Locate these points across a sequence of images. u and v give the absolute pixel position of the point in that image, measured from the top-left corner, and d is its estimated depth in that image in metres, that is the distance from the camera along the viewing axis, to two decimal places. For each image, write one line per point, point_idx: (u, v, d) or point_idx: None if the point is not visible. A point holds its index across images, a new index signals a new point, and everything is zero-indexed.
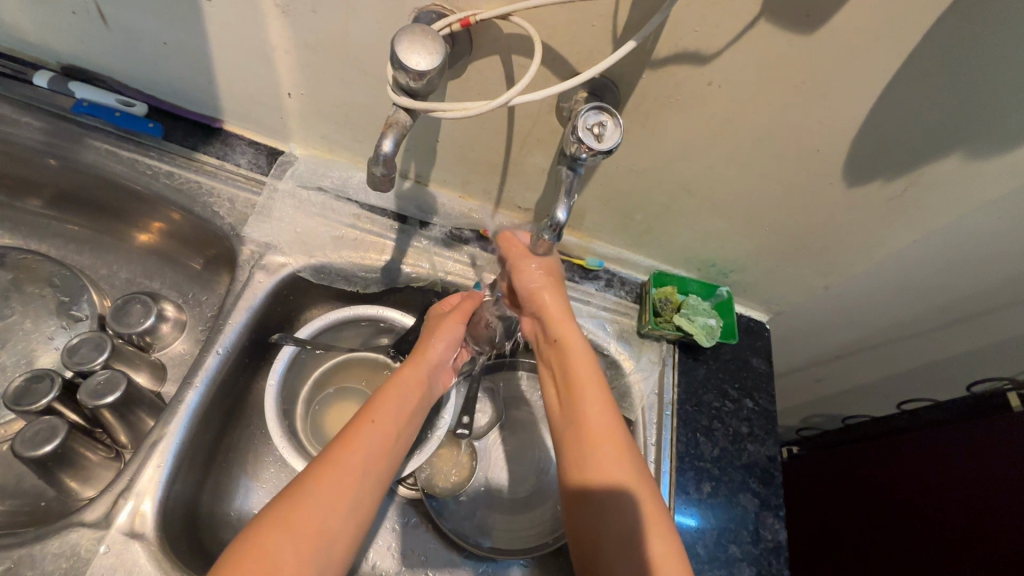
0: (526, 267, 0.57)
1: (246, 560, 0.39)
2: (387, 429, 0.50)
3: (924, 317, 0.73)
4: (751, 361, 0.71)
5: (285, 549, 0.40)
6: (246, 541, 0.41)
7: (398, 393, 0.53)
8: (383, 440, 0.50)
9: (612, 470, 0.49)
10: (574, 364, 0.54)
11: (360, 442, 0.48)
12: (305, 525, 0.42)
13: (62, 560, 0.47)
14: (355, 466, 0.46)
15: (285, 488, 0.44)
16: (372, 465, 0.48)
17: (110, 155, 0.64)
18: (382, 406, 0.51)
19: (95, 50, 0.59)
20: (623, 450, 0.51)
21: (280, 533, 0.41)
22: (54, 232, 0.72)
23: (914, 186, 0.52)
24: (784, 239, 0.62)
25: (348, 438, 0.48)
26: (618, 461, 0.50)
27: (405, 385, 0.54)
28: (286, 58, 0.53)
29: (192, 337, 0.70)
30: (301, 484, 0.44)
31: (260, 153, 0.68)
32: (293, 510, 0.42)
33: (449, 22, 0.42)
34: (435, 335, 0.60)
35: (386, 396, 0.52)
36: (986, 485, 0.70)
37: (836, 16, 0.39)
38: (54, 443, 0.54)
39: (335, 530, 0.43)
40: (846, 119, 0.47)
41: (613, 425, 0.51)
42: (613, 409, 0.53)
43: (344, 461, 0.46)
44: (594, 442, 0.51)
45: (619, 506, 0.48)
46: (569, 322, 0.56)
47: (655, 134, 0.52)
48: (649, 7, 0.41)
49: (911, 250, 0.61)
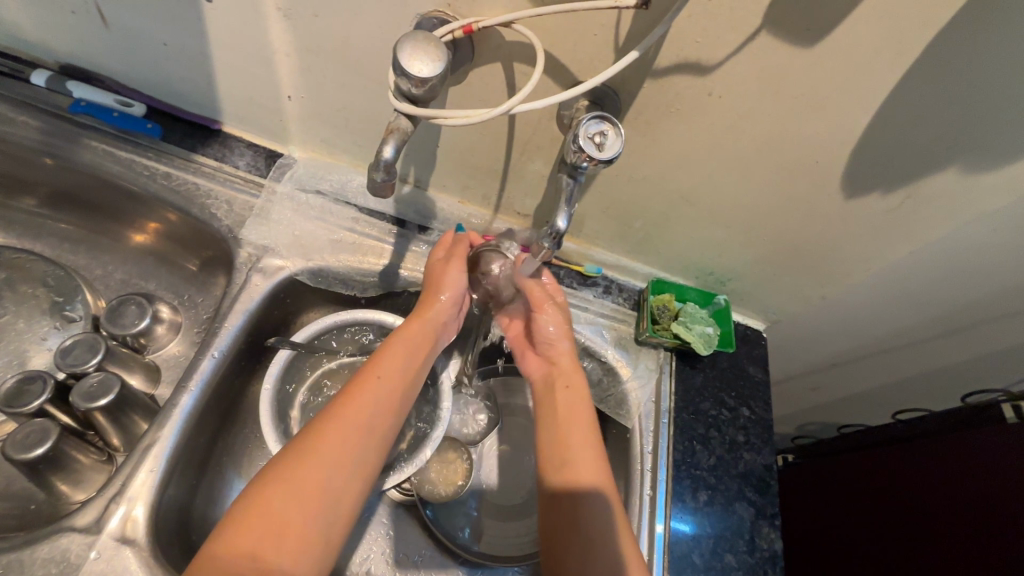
0: (549, 314, 0.61)
1: (250, 513, 0.42)
2: (391, 385, 0.51)
3: (921, 327, 0.73)
4: (747, 370, 0.71)
5: (290, 505, 0.43)
6: (251, 495, 0.43)
7: (401, 350, 0.54)
8: (386, 396, 0.51)
9: (588, 475, 0.53)
10: (574, 411, 0.57)
11: (362, 397, 0.49)
12: (309, 484, 0.44)
13: (51, 565, 0.47)
14: (357, 422, 0.48)
15: (292, 442, 0.46)
16: (376, 421, 0.49)
17: (107, 155, 0.64)
18: (384, 367, 0.52)
19: (94, 49, 0.59)
20: (600, 460, 0.55)
21: (285, 490, 0.43)
22: (49, 231, 0.72)
23: (912, 198, 0.52)
24: (782, 248, 0.62)
25: (351, 399, 0.49)
26: (597, 464, 0.54)
27: (410, 341, 0.55)
28: (287, 60, 0.53)
29: (187, 339, 0.70)
30: (305, 443, 0.46)
31: (259, 155, 0.68)
32: (298, 467, 0.44)
33: (451, 28, 0.42)
34: (441, 286, 0.58)
35: (390, 352, 0.53)
36: (993, 505, 0.68)
37: (837, 30, 0.39)
38: (46, 445, 0.53)
39: (339, 486, 0.45)
40: (846, 131, 0.47)
41: (593, 444, 0.56)
42: (592, 429, 0.57)
43: (347, 422, 0.47)
44: (572, 454, 0.55)
45: (592, 505, 0.52)
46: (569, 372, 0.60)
47: (655, 143, 0.52)
48: (652, 18, 0.41)
49: (909, 262, 0.62)
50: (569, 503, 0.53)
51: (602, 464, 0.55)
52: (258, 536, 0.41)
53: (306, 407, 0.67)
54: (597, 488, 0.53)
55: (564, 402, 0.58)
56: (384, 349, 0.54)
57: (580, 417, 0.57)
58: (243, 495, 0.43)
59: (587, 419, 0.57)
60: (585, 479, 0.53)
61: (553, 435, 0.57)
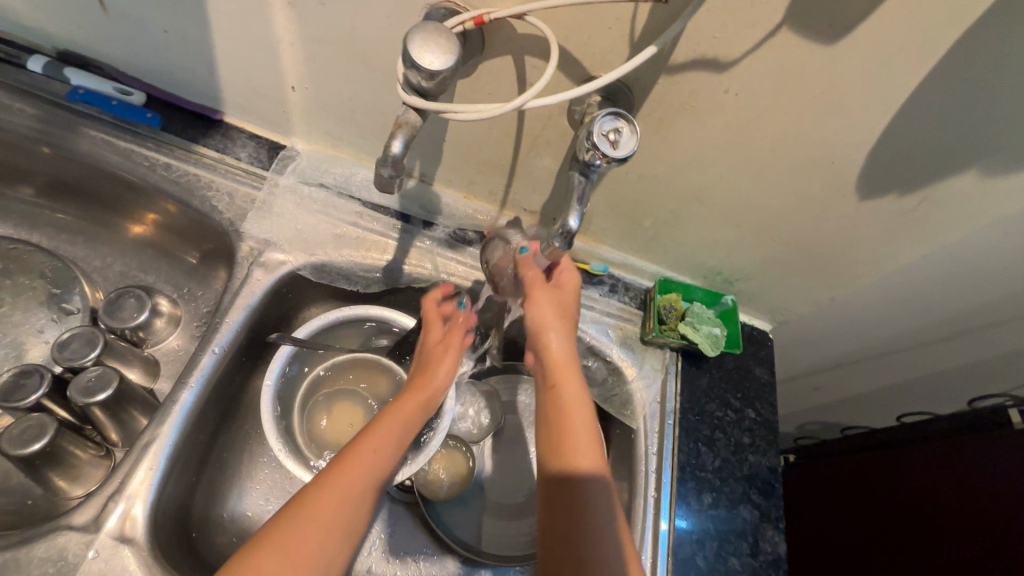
0: (537, 297, 0.55)
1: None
2: (383, 457, 0.50)
3: (928, 329, 0.72)
4: (754, 371, 0.70)
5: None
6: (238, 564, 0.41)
7: (394, 424, 0.53)
8: (371, 484, 0.48)
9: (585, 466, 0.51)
10: (564, 406, 0.53)
11: (353, 470, 0.48)
12: (296, 556, 0.42)
13: (47, 565, 0.46)
14: (348, 492, 0.46)
15: (281, 512, 0.45)
16: (366, 493, 0.48)
17: (105, 144, 0.62)
18: (376, 434, 0.51)
19: (92, 36, 0.57)
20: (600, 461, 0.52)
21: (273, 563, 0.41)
22: (46, 221, 0.70)
23: (928, 201, 0.52)
24: (792, 249, 0.61)
25: (345, 462, 0.48)
26: (592, 455, 0.52)
27: (403, 414, 0.54)
28: (291, 50, 0.51)
29: (187, 333, 0.68)
30: (295, 515, 0.44)
31: (261, 146, 0.66)
32: (288, 538, 0.43)
33: (462, 19, 0.41)
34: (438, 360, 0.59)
35: (383, 424, 0.52)
36: (994, 509, 0.68)
37: (861, 27, 0.38)
38: (43, 441, 0.52)
39: (326, 560, 0.44)
40: (864, 132, 0.46)
41: (591, 435, 0.52)
42: (587, 421, 0.53)
43: (341, 486, 0.46)
44: (569, 443, 0.52)
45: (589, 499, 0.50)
46: (567, 371, 0.54)
47: (668, 140, 0.51)
48: (669, 12, 0.39)
49: (921, 265, 0.61)
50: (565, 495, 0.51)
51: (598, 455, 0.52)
52: None
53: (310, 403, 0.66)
54: (592, 481, 0.50)
55: (557, 397, 0.54)
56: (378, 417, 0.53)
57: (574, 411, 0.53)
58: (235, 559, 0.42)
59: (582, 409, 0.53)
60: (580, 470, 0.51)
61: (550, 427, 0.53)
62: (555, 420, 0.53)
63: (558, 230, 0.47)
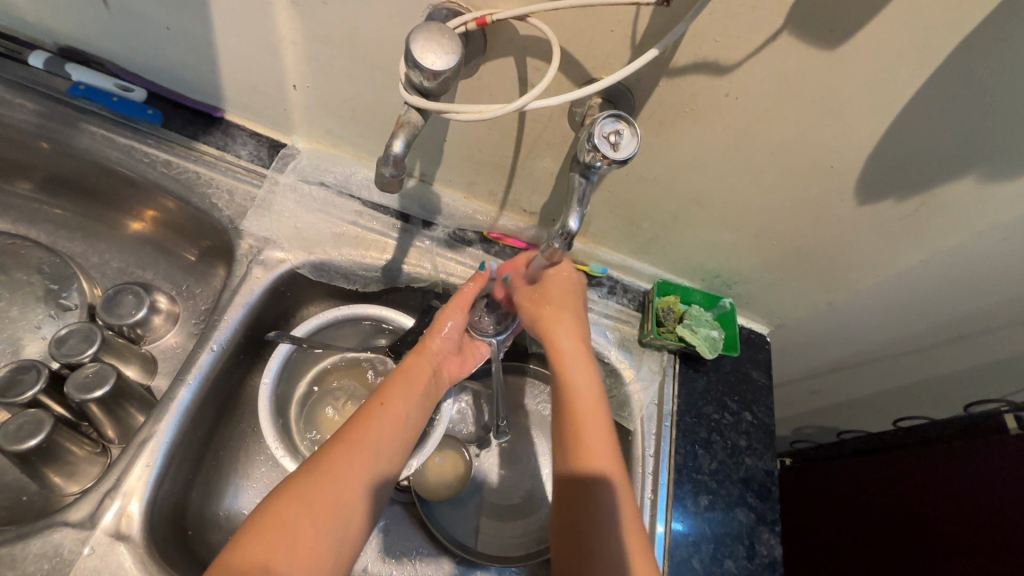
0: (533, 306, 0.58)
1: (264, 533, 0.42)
2: (397, 414, 0.52)
3: (925, 334, 0.73)
4: (751, 374, 0.71)
5: (302, 521, 0.43)
6: (264, 513, 0.43)
7: (406, 384, 0.54)
8: (385, 443, 0.50)
9: (597, 460, 0.51)
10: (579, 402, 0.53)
11: (371, 427, 0.50)
12: (320, 501, 0.44)
13: (43, 561, 0.46)
14: (364, 448, 0.48)
15: (304, 465, 0.47)
16: (383, 449, 0.50)
17: (105, 140, 0.62)
18: (392, 392, 0.53)
19: (93, 31, 0.57)
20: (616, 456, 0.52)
21: (298, 507, 0.43)
22: (44, 217, 0.70)
23: (927, 206, 0.52)
24: (791, 252, 0.62)
25: (363, 421, 0.50)
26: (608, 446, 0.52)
27: (410, 374, 0.55)
28: (293, 49, 0.52)
29: (184, 331, 0.68)
30: (319, 466, 0.46)
31: (262, 144, 0.66)
32: (314, 486, 0.45)
33: (465, 20, 0.41)
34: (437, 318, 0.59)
35: (397, 386, 0.54)
36: (993, 517, 0.68)
37: (861, 32, 0.38)
38: (39, 437, 0.52)
39: (349, 505, 0.45)
40: (861, 137, 0.46)
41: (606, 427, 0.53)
42: (602, 419, 0.53)
43: (358, 440, 0.48)
44: (585, 437, 0.52)
45: (604, 493, 0.50)
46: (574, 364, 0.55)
47: (668, 143, 0.51)
48: (671, 16, 0.40)
49: (918, 270, 0.61)
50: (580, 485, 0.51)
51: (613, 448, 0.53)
52: (270, 549, 0.41)
53: (307, 402, 0.66)
54: (606, 476, 0.50)
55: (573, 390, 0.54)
56: (390, 378, 0.55)
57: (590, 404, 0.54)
58: (260, 508, 0.44)
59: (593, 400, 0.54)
60: (599, 459, 0.51)
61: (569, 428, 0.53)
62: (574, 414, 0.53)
63: (557, 233, 0.47)
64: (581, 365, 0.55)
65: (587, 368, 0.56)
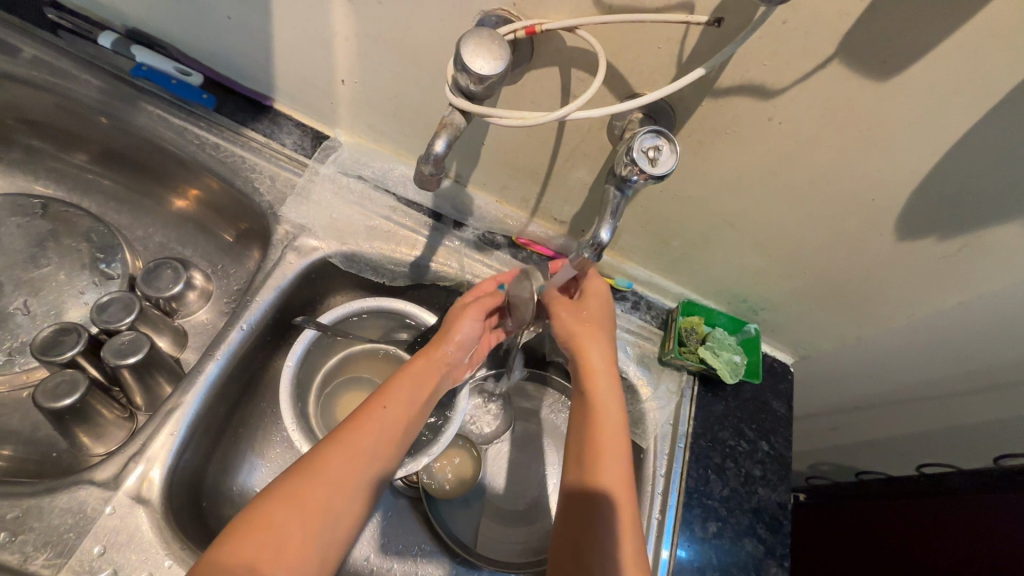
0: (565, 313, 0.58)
1: (254, 530, 0.42)
2: (397, 418, 0.52)
3: (956, 380, 0.70)
4: (771, 404, 0.69)
5: (292, 520, 0.44)
6: (254, 510, 0.44)
7: (405, 386, 0.54)
8: (383, 443, 0.50)
9: (604, 473, 0.50)
10: (600, 413, 0.53)
11: (368, 429, 0.50)
12: (311, 501, 0.45)
13: (67, 516, 0.48)
14: (359, 449, 0.49)
15: (297, 465, 0.47)
16: (380, 452, 0.50)
17: (161, 120, 0.65)
18: (394, 393, 0.53)
19: (160, 15, 0.60)
20: (627, 470, 0.51)
21: (289, 506, 0.44)
22: (96, 188, 0.74)
23: (970, 248, 0.50)
24: (822, 282, 0.60)
25: (360, 422, 0.50)
26: (618, 467, 0.51)
27: (416, 376, 0.56)
28: (345, 44, 0.53)
29: (216, 308, 0.71)
30: (313, 465, 0.46)
31: (306, 134, 0.68)
32: (305, 488, 0.45)
33: (514, 28, 0.42)
34: (452, 326, 0.59)
35: (400, 387, 0.54)
36: None
37: (914, 66, 0.38)
38: (73, 397, 0.54)
39: (340, 506, 0.46)
40: (906, 171, 0.45)
41: (621, 443, 0.52)
42: (617, 431, 0.53)
43: (353, 442, 0.49)
44: (597, 448, 0.52)
45: (606, 508, 0.50)
46: (600, 376, 0.55)
47: (706, 163, 0.51)
48: (721, 36, 0.40)
49: (955, 313, 0.59)
50: (579, 505, 0.51)
51: (625, 466, 0.52)
52: (261, 546, 0.42)
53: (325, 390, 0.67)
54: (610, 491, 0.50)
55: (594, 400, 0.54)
56: (394, 379, 0.55)
57: (606, 419, 0.53)
58: (251, 504, 0.44)
59: (610, 414, 0.53)
60: (600, 479, 0.50)
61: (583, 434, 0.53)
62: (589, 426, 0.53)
63: (591, 241, 0.46)
64: (607, 377, 0.55)
65: (612, 385, 0.55)
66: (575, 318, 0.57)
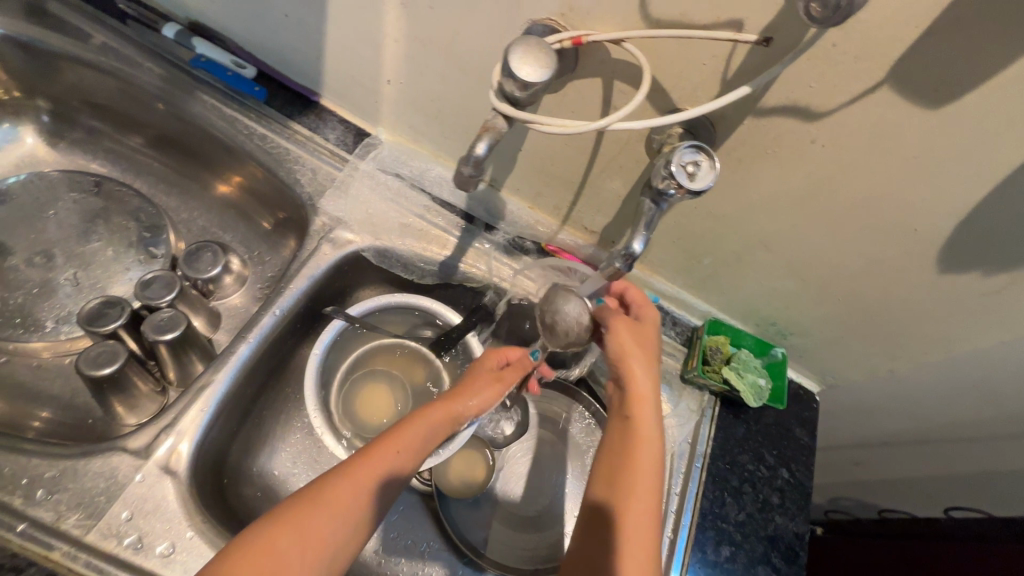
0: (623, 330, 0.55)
1: (256, 553, 0.41)
2: (406, 461, 0.51)
3: (993, 423, 0.67)
4: (794, 431, 0.68)
5: (294, 549, 0.42)
6: (258, 533, 0.42)
7: (423, 429, 0.53)
8: (390, 483, 0.49)
9: (629, 517, 0.48)
10: (636, 449, 0.51)
11: (380, 463, 0.49)
12: (315, 531, 0.43)
13: (100, 480, 0.50)
14: (369, 483, 0.47)
15: (308, 488, 0.46)
16: (386, 490, 0.48)
17: (214, 109, 0.68)
18: (407, 437, 0.52)
19: (222, 10, 0.63)
20: (654, 512, 0.49)
21: (291, 534, 0.43)
22: (148, 170, 0.77)
23: (1015, 287, 0.48)
24: (856, 311, 0.59)
25: (373, 455, 0.49)
26: (643, 512, 0.49)
27: (431, 424, 0.55)
28: (394, 46, 0.55)
29: (250, 292, 0.73)
30: (323, 490, 0.45)
31: (349, 131, 0.70)
32: (312, 514, 0.44)
33: (561, 38, 0.43)
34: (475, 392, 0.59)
35: (415, 430, 0.53)
36: None
37: (967, 96, 0.37)
38: (113, 366, 0.57)
39: (341, 539, 0.45)
40: (951, 203, 0.44)
41: (652, 484, 0.50)
42: (649, 473, 0.51)
43: (364, 475, 0.47)
44: (625, 488, 0.50)
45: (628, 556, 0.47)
46: (644, 406, 0.53)
47: (744, 182, 0.50)
48: (769, 56, 0.40)
49: (995, 353, 0.57)
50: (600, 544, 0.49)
51: (652, 510, 0.49)
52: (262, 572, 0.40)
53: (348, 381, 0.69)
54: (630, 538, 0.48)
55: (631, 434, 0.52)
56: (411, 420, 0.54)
57: (638, 458, 0.51)
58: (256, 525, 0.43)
59: (643, 454, 0.51)
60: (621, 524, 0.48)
61: (615, 470, 0.51)
62: (620, 463, 0.51)
63: (619, 253, 0.47)
64: (646, 414, 0.53)
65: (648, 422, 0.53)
66: (635, 339, 0.55)
